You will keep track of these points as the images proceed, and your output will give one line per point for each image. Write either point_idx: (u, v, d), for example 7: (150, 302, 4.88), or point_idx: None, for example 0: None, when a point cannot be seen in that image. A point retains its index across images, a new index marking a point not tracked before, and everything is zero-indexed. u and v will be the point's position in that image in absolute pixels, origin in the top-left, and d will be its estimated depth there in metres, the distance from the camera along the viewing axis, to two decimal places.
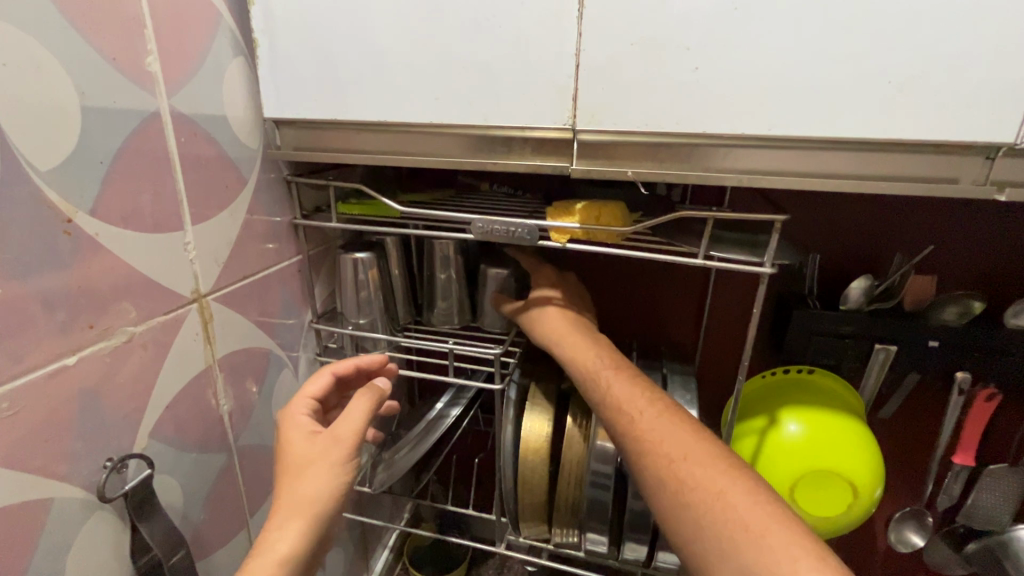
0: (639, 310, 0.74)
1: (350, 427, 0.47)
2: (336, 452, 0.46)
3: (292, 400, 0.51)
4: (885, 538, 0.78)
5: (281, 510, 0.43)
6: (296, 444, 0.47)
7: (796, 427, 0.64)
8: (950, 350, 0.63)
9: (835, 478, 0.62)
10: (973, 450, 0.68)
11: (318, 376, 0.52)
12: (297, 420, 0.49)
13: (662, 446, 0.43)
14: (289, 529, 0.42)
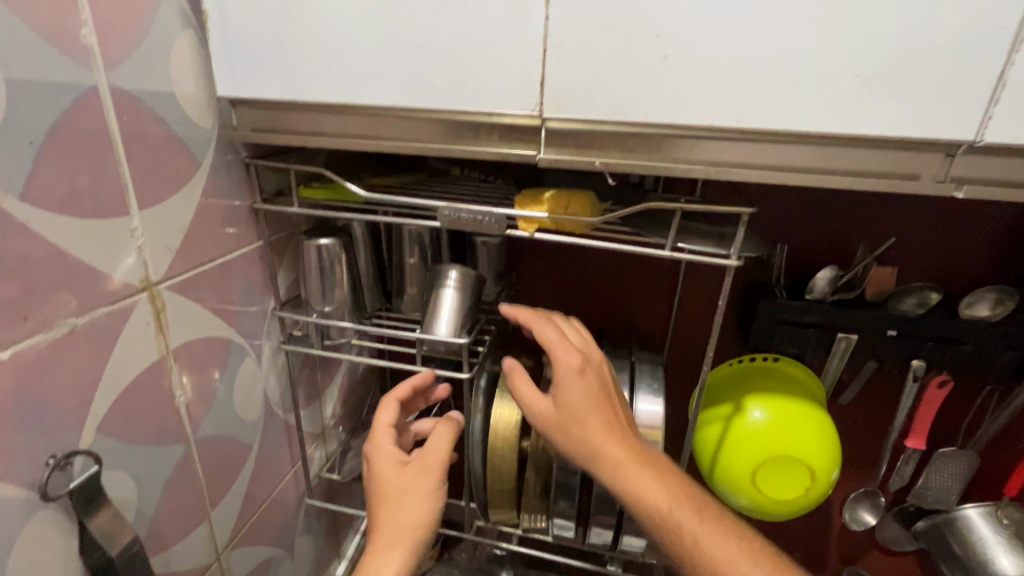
0: (611, 298, 0.74)
1: (438, 457, 0.57)
2: (428, 482, 0.55)
3: (374, 430, 0.58)
4: (841, 518, 0.81)
5: (387, 538, 0.51)
6: (391, 476, 0.55)
7: (760, 414, 0.66)
8: (907, 339, 0.65)
9: (796, 463, 0.64)
10: (925, 435, 0.71)
11: (390, 406, 0.60)
12: (385, 451, 0.56)
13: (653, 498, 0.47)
14: (396, 557, 0.50)
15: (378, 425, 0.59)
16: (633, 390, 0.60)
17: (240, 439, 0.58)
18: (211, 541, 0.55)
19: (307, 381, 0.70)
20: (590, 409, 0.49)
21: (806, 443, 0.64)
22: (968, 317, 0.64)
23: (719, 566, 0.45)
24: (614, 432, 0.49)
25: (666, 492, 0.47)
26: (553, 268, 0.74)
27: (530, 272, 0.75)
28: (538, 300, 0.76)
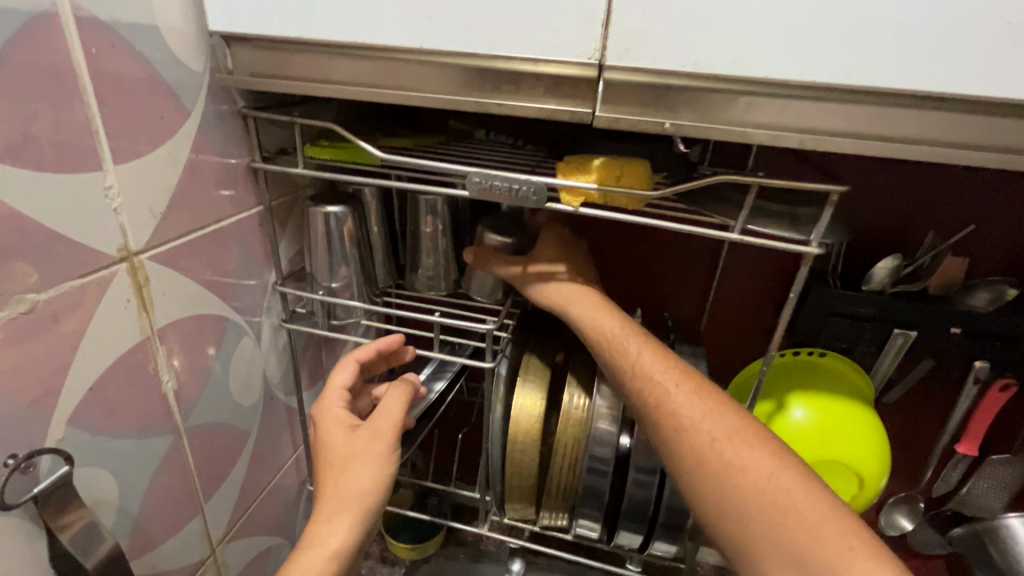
0: (644, 283, 0.67)
1: (389, 419, 0.50)
2: (377, 445, 0.48)
3: (324, 394, 0.53)
4: (873, 521, 0.77)
5: (331, 505, 0.45)
6: (337, 440, 0.49)
7: (802, 413, 0.60)
8: (972, 338, 0.59)
9: (840, 467, 0.58)
10: (978, 440, 0.66)
11: (344, 367, 0.54)
12: (332, 415, 0.51)
13: (635, 362, 0.46)
14: (339, 525, 0.45)
15: (332, 388, 0.54)
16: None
17: (237, 425, 0.53)
18: (206, 536, 0.50)
19: (311, 360, 0.65)
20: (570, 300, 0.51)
21: (851, 439, 0.59)
22: None
23: (700, 430, 0.42)
24: (569, 284, 0.53)
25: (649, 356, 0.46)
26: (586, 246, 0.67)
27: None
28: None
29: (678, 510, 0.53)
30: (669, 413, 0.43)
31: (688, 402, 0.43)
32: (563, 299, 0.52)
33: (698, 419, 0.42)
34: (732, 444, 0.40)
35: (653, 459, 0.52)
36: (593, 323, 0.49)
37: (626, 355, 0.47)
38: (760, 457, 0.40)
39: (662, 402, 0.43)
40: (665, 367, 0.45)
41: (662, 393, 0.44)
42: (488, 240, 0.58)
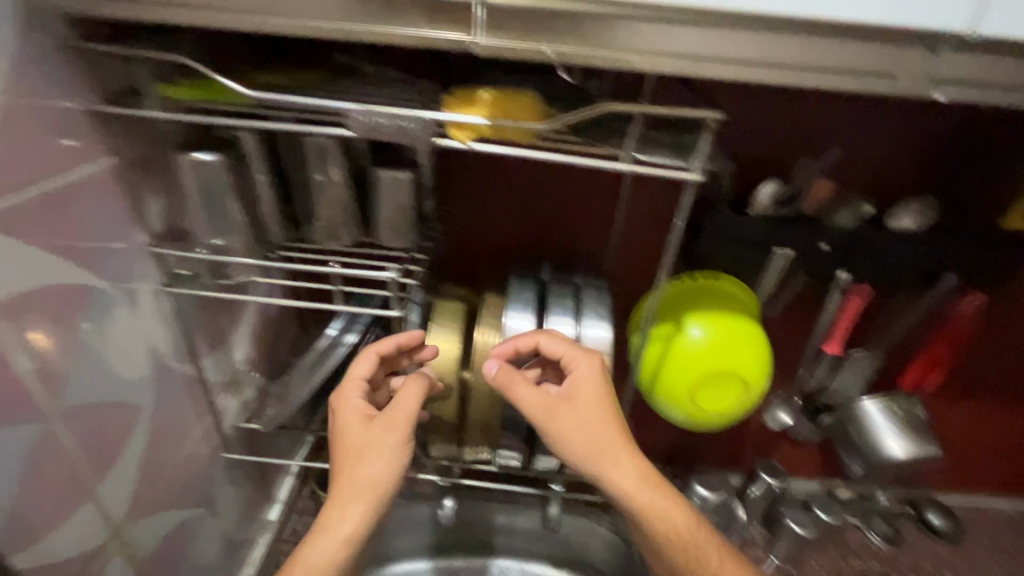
0: (553, 219, 0.68)
1: (404, 412, 0.51)
2: (393, 438, 0.50)
3: (343, 383, 0.54)
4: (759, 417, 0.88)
5: (347, 492, 0.49)
6: (352, 431, 0.52)
7: (693, 332, 0.66)
8: (838, 252, 0.66)
9: (722, 377, 0.65)
10: (842, 339, 0.74)
11: (365, 360, 0.54)
12: (350, 406, 0.53)
13: (630, 491, 0.49)
14: (352, 513, 0.49)
15: (352, 379, 0.55)
16: (541, 310, 0.56)
17: (125, 402, 0.49)
18: (103, 517, 0.47)
19: (207, 325, 0.61)
20: (567, 432, 0.49)
21: (732, 350, 0.65)
22: (893, 228, 0.65)
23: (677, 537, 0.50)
24: (564, 417, 0.50)
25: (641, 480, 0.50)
26: (492, 186, 0.66)
27: (463, 191, 0.66)
28: (473, 224, 0.68)
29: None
30: (658, 524, 0.50)
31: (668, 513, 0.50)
32: (556, 431, 0.49)
33: (677, 531, 0.50)
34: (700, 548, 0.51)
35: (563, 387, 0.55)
36: (592, 455, 0.49)
37: (657, 513, 0.50)
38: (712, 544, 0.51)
39: (650, 523, 0.50)
40: (652, 484, 0.50)
41: (652, 517, 0.50)
42: (387, 177, 0.56)
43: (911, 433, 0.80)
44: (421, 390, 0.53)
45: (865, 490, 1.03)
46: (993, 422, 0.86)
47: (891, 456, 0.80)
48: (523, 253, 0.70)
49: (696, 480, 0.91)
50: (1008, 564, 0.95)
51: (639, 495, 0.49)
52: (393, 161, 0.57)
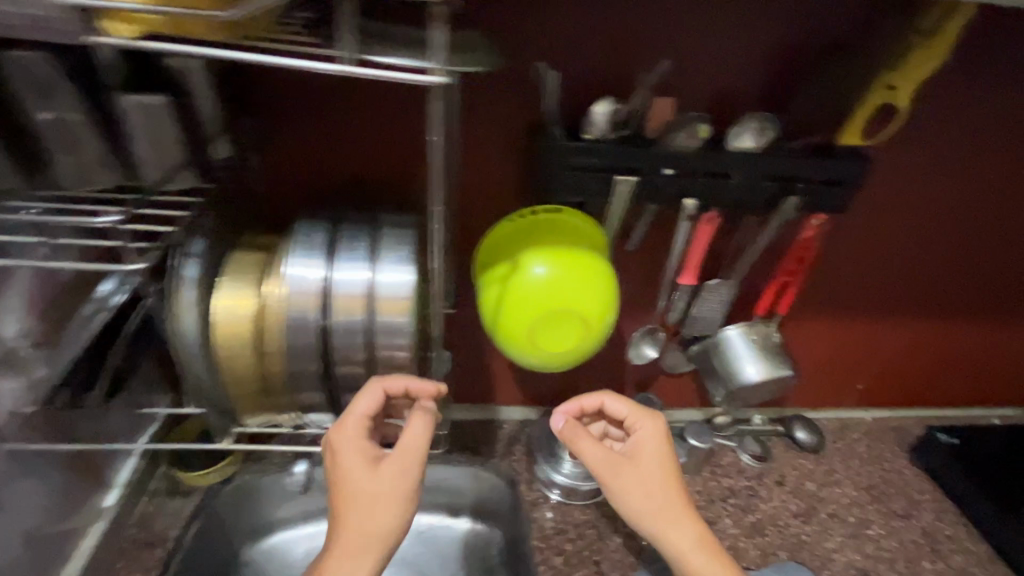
0: (369, 147, 0.63)
1: (412, 455, 0.51)
2: (404, 484, 0.50)
3: (346, 421, 0.51)
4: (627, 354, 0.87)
5: (351, 539, 0.49)
6: (360, 475, 0.50)
7: (533, 273, 0.62)
8: (681, 176, 0.63)
9: (558, 320, 0.62)
10: (696, 270, 0.73)
11: (370, 399, 0.51)
12: (357, 448, 0.51)
13: (667, 531, 0.62)
14: (361, 564, 0.48)
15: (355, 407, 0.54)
16: (332, 255, 0.50)
17: None
18: None
19: None
20: (654, 480, 0.64)
21: (564, 289, 0.62)
22: (733, 148, 0.63)
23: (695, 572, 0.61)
24: (647, 470, 0.64)
25: (693, 524, 0.62)
26: (305, 113, 0.61)
27: (261, 117, 0.61)
28: (290, 157, 0.63)
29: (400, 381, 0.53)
30: (685, 560, 0.62)
31: (703, 563, 0.61)
32: (611, 480, 0.63)
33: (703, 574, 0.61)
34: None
35: (360, 336, 0.49)
36: (644, 501, 0.62)
37: (687, 557, 0.62)
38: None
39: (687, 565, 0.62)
40: (681, 523, 0.62)
41: (685, 560, 0.62)
42: (132, 103, 0.49)
43: (765, 356, 0.82)
44: (426, 427, 0.52)
45: (741, 414, 1.06)
46: (842, 336, 0.90)
47: (749, 381, 0.81)
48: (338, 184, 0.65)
49: None
50: (864, 471, 1.01)
51: (699, 534, 0.62)
52: (140, 83, 0.50)
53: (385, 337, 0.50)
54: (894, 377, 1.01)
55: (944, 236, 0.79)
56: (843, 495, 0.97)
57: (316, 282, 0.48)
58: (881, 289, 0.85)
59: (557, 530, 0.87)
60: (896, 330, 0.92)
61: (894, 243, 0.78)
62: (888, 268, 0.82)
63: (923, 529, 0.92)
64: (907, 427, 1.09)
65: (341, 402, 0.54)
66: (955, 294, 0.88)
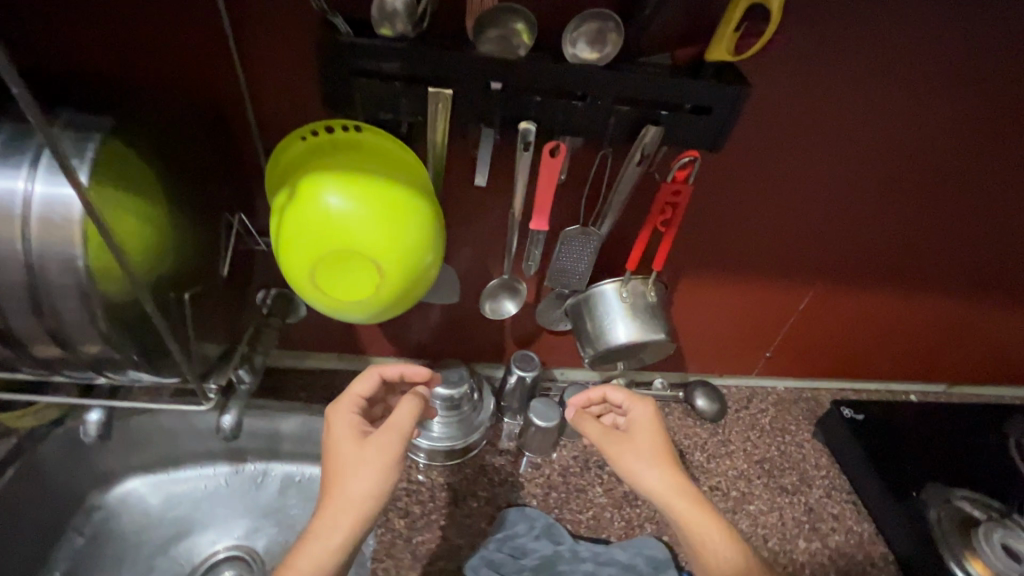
0: (98, 28, 0.50)
1: (398, 426, 0.58)
2: (387, 452, 0.56)
3: (344, 397, 0.63)
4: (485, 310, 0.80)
5: (329, 506, 0.54)
6: (347, 445, 0.58)
7: (312, 203, 0.51)
8: (512, 93, 0.52)
9: (344, 262, 0.52)
10: (547, 213, 0.62)
11: (366, 378, 0.65)
12: (347, 419, 0.60)
13: (660, 488, 0.60)
14: (341, 529, 0.53)
15: (351, 395, 0.64)
16: None
17: None
18: None
19: None
20: (645, 440, 0.64)
21: (347, 225, 0.51)
22: (573, 60, 0.51)
23: (699, 534, 0.58)
24: (641, 431, 0.65)
25: (686, 482, 0.61)
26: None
27: None
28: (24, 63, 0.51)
29: (91, 334, 0.42)
30: (684, 520, 0.59)
31: (702, 519, 0.59)
32: (611, 445, 0.64)
33: (703, 534, 0.58)
34: (718, 546, 0.57)
35: (13, 271, 0.38)
36: (644, 460, 0.62)
37: (682, 513, 0.59)
38: (732, 542, 0.58)
39: (687, 525, 0.59)
40: (683, 482, 0.61)
41: (686, 518, 0.59)
42: None
43: (638, 317, 0.71)
44: (415, 407, 0.60)
45: (642, 377, 0.98)
46: (734, 289, 0.82)
47: (617, 343, 0.71)
48: (73, 73, 0.51)
49: None
50: (762, 443, 0.94)
51: (689, 493, 0.60)
52: None
53: (46, 272, 0.39)
54: (799, 341, 0.94)
55: (848, 185, 0.69)
56: (731, 467, 0.90)
57: None
58: (780, 244, 0.76)
59: (410, 491, 0.80)
60: (798, 290, 0.84)
61: (788, 189, 0.69)
62: (783, 218, 0.72)
63: (808, 507, 0.87)
64: (819, 399, 1.02)
65: (31, 355, 0.44)
66: (863, 253, 0.79)
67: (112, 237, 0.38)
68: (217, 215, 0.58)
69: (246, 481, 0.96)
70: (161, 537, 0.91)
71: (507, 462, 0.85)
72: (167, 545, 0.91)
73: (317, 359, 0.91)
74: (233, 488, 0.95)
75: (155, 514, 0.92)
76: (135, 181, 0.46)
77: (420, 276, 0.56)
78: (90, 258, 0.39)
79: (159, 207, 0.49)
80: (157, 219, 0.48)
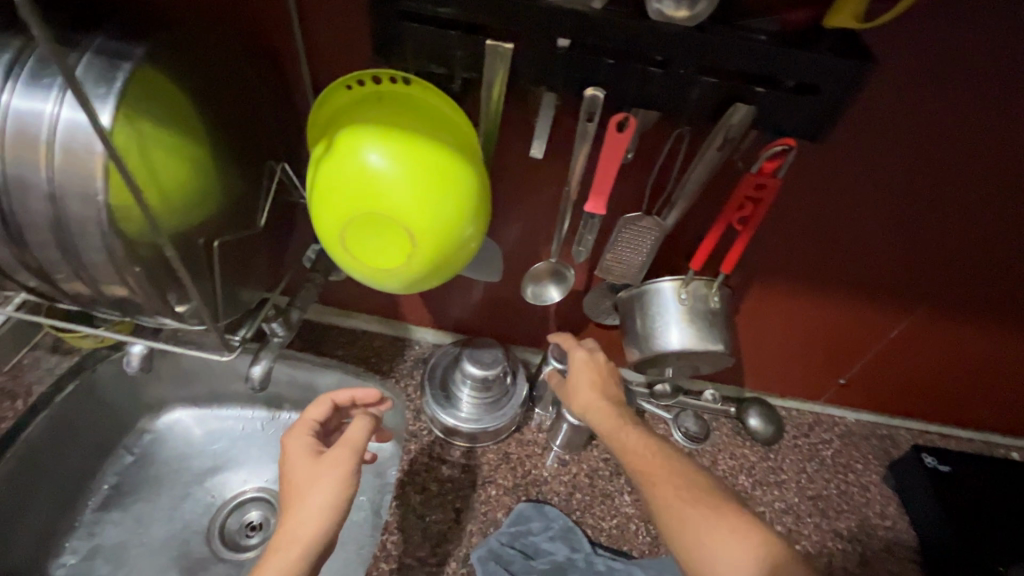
0: None
1: (347, 444, 0.59)
2: (339, 469, 0.57)
3: (298, 422, 0.64)
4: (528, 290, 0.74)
5: (282, 531, 0.53)
6: (300, 466, 0.58)
7: (349, 160, 0.47)
8: (580, 52, 0.46)
9: (375, 228, 0.48)
10: (606, 196, 0.55)
11: (321, 404, 0.65)
12: (301, 440, 0.61)
13: (585, 403, 0.68)
14: (289, 558, 0.52)
15: (305, 420, 0.65)
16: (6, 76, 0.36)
17: None
18: None
19: None
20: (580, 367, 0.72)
21: (381, 189, 0.47)
22: (658, 18, 0.42)
23: (619, 436, 0.63)
24: (578, 357, 0.72)
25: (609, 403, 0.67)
26: None
27: None
28: None
29: (114, 276, 0.41)
30: (611, 430, 0.64)
31: (623, 426, 0.63)
32: (558, 384, 0.73)
33: (624, 438, 0.62)
34: (636, 444, 0.61)
35: (36, 201, 0.37)
36: (574, 381, 0.70)
37: (603, 422, 0.65)
38: (647, 442, 0.61)
39: (607, 431, 0.64)
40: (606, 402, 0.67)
41: (605, 425, 0.65)
42: None
43: (695, 323, 0.64)
44: (366, 426, 0.61)
45: (692, 386, 0.90)
46: (813, 305, 0.72)
47: (666, 347, 0.63)
48: None
49: (465, 355, 0.79)
50: (819, 478, 0.84)
51: (611, 410, 0.66)
52: None
53: (68, 206, 0.37)
54: (882, 372, 0.82)
55: (980, 201, 0.57)
56: (779, 499, 0.81)
57: None
58: (878, 261, 0.65)
59: (430, 467, 0.78)
60: (891, 316, 0.72)
61: (900, 198, 0.58)
62: (887, 231, 0.61)
63: (862, 559, 0.78)
64: (896, 439, 0.89)
65: (60, 289, 0.43)
66: (981, 283, 0.66)
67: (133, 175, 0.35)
68: (261, 162, 0.57)
69: (280, 428, 0.98)
70: (198, 467, 0.95)
71: (533, 453, 0.81)
72: (203, 477, 0.94)
73: (357, 318, 0.90)
74: (268, 433, 0.98)
75: (195, 445, 0.96)
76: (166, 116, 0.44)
77: (455, 250, 0.51)
78: (110, 195, 0.37)
79: (189, 146, 0.47)
80: (187, 159, 0.46)
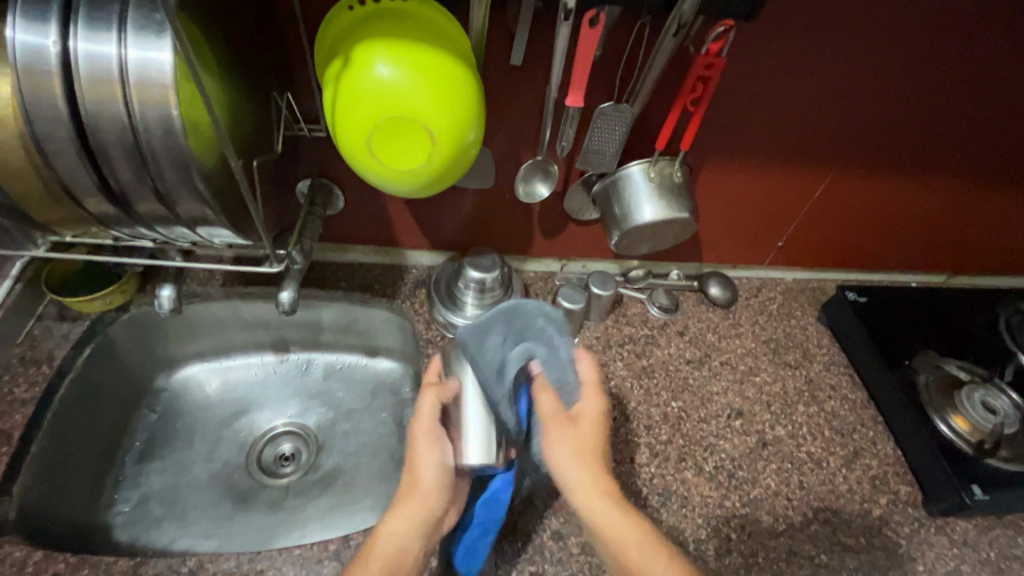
0: None
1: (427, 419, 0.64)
2: (424, 439, 0.64)
3: None
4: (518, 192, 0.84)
5: (391, 512, 0.62)
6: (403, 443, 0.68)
7: (369, 71, 0.53)
8: None
9: (396, 132, 0.55)
10: (584, 89, 0.63)
11: None
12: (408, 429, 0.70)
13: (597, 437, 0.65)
14: (394, 522, 0.61)
15: None
16: (66, 20, 0.43)
17: None
18: None
19: None
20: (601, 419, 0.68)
21: (399, 91, 0.53)
22: None
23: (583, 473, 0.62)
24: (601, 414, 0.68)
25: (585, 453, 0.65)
26: None
27: None
28: None
29: (188, 193, 0.49)
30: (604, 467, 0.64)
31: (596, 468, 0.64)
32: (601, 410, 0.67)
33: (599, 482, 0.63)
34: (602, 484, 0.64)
35: (123, 130, 0.45)
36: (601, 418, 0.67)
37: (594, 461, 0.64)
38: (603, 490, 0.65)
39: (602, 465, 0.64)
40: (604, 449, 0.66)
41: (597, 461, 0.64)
42: None
43: (665, 197, 0.75)
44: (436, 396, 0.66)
45: (659, 269, 1.04)
46: (756, 174, 0.85)
47: (644, 218, 0.74)
48: None
49: (467, 263, 0.88)
50: (769, 325, 1.01)
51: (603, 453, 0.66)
52: None
53: (145, 130, 0.44)
54: (813, 230, 0.98)
55: (879, 59, 0.71)
56: (741, 346, 0.98)
57: (49, 53, 0.42)
58: (802, 127, 0.78)
59: None
60: (816, 177, 0.87)
61: (816, 67, 0.71)
62: (812, 96, 0.74)
63: (808, 378, 0.95)
64: (824, 287, 1.08)
65: (136, 210, 0.51)
66: (885, 135, 0.81)
67: (205, 94, 0.43)
68: (268, 95, 0.61)
69: (293, 368, 1.04)
70: (223, 414, 0.99)
71: None
72: (230, 420, 0.99)
73: (354, 251, 0.96)
74: (281, 375, 1.03)
75: (213, 395, 1.00)
76: (212, 45, 0.50)
77: (466, 150, 0.59)
78: (182, 113, 0.44)
79: (231, 75, 0.52)
80: (232, 89, 0.52)
